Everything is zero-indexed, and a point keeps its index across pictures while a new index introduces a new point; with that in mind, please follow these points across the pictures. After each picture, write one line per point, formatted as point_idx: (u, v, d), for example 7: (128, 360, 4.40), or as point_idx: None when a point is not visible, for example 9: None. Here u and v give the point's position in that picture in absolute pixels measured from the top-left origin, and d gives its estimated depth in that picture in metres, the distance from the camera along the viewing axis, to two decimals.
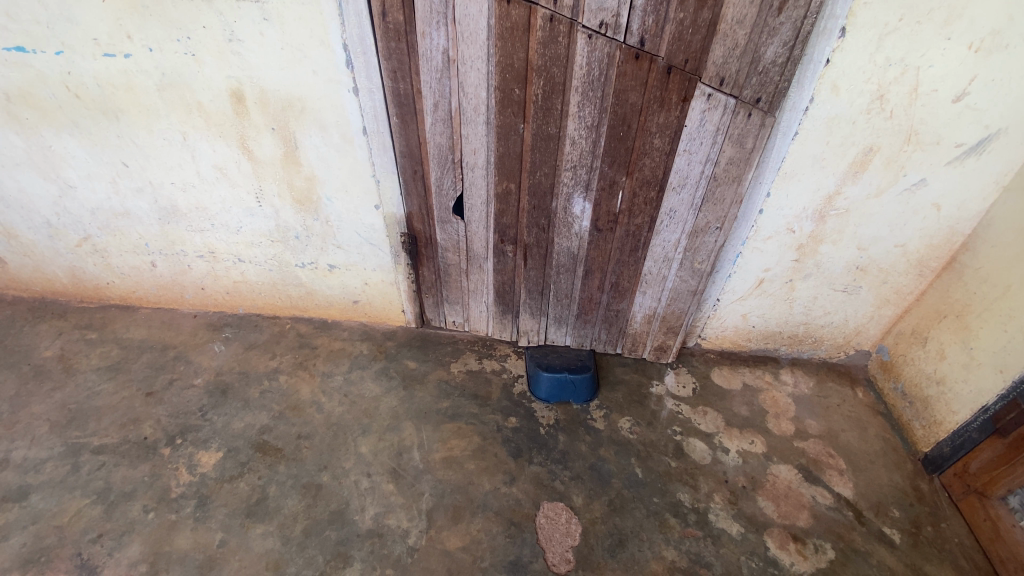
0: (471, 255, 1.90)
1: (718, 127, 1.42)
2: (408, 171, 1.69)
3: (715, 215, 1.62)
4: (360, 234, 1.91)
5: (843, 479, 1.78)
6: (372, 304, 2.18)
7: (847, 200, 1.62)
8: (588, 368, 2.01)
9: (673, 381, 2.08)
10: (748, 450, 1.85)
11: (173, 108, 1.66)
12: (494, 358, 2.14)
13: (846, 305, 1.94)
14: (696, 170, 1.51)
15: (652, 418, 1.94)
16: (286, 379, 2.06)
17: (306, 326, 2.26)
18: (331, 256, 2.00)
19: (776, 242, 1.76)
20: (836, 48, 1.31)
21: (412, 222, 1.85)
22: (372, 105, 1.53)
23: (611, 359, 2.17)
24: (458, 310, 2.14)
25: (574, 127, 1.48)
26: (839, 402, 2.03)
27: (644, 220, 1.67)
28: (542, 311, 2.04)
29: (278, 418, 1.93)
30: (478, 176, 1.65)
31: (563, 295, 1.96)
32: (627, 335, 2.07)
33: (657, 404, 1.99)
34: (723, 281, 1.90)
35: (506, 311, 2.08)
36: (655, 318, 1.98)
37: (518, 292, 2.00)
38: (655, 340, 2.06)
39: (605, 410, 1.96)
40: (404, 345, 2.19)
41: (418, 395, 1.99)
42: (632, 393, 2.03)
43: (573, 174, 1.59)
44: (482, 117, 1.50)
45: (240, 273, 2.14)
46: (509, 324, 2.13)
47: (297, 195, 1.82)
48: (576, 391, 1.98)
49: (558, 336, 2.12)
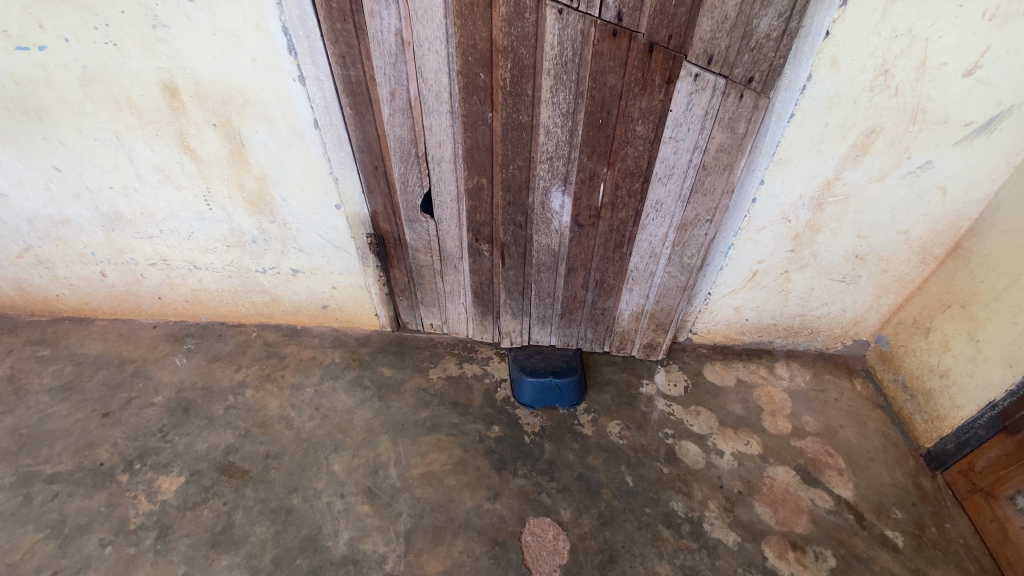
0: (444, 256, 1.76)
1: (707, 111, 1.28)
2: (368, 167, 1.53)
3: (705, 206, 1.48)
4: (322, 236, 1.76)
5: (842, 480, 1.70)
6: (342, 308, 2.04)
7: (847, 185, 1.50)
8: (574, 371, 1.89)
9: (664, 380, 1.97)
10: (743, 452, 1.76)
11: (102, 105, 1.49)
12: (476, 362, 2.02)
13: (844, 295, 1.83)
14: (684, 159, 1.38)
15: (643, 421, 1.84)
16: (253, 394, 1.93)
17: (273, 334, 2.12)
18: (293, 260, 1.85)
19: (770, 232, 1.64)
20: (837, 18, 1.17)
21: (377, 222, 1.70)
22: (322, 95, 1.37)
23: (599, 358, 2.05)
24: (434, 312, 2.00)
25: (547, 115, 1.33)
26: (837, 396, 1.94)
27: (629, 214, 1.54)
28: (524, 311, 1.91)
29: (244, 436, 1.80)
30: (446, 171, 1.50)
31: (545, 293, 1.84)
32: (614, 333, 1.95)
33: (647, 406, 1.89)
34: (715, 275, 1.78)
35: (486, 312, 1.95)
36: (644, 316, 1.85)
37: (497, 293, 1.87)
38: (644, 338, 1.95)
39: (594, 414, 1.86)
40: (379, 350, 2.06)
41: (394, 406, 1.87)
42: (621, 394, 1.92)
43: (550, 166, 1.44)
44: (446, 105, 1.34)
45: (198, 280, 1.99)
46: (489, 325, 2.00)
47: (249, 197, 1.66)
48: (561, 396, 1.86)
49: (542, 336, 2.00)
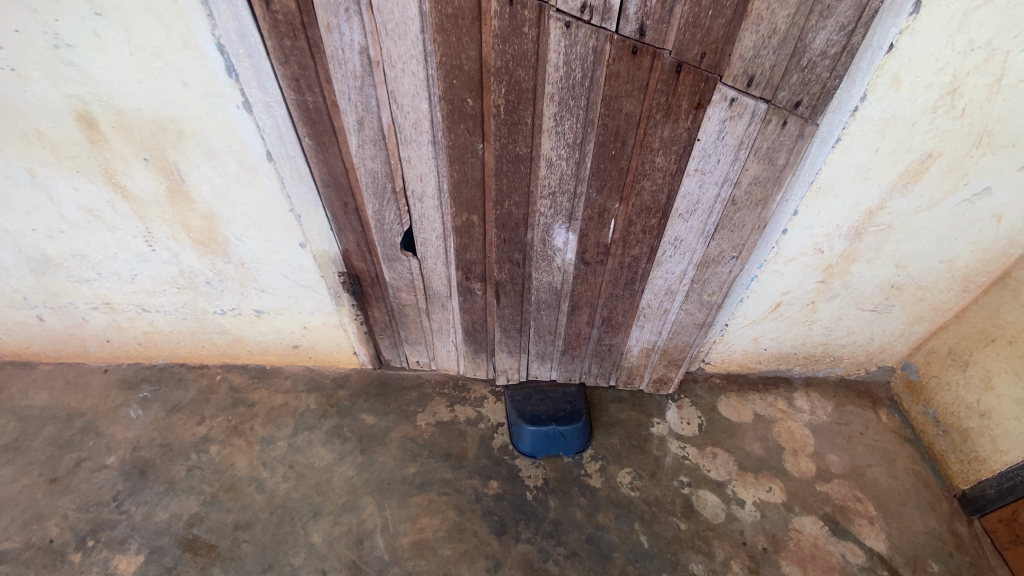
0: (429, 295, 1.54)
1: (742, 140, 1.06)
2: (336, 203, 1.29)
3: (732, 242, 1.28)
4: (286, 276, 1.53)
5: (874, 530, 1.55)
6: (316, 348, 1.83)
7: (891, 214, 1.31)
8: (577, 415, 1.70)
9: (676, 418, 1.80)
10: (765, 500, 1.61)
11: (7, 139, 1.22)
12: (469, 404, 1.83)
13: (873, 325, 1.66)
14: (710, 193, 1.17)
15: (655, 468, 1.67)
16: (218, 451, 1.71)
17: (240, 377, 1.91)
18: (256, 301, 1.63)
19: (800, 263, 1.45)
20: (904, 29, 0.96)
21: (350, 260, 1.46)
22: (274, 125, 1.13)
23: (604, 393, 1.87)
24: (419, 350, 1.79)
25: (550, 146, 1.10)
26: (862, 430, 1.79)
27: (643, 251, 1.33)
28: (521, 349, 1.70)
29: (210, 503, 1.60)
30: (429, 207, 1.27)
31: (545, 332, 1.62)
32: (621, 369, 1.75)
33: (659, 449, 1.72)
34: (735, 307, 1.59)
35: (479, 350, 1.73)
36: (656, 352, 1.66)
37: (490, 332, 1.65)
38: (654, 374, 1.76)
39: (602, 462, 1.68)
40: (359, 393, 1.85)
41: (378, 461, 1.68)
42: (630, 437, 1.75)
43: (552, 202, 1.22)
44: (427, 135, 1.11)
45: (149, 323, 1.75)
46: (482, 364, 1.79)
47: (197, 237, 1.42)
48: (563, 444, 1.68)
49: (541, 372, 1.80)
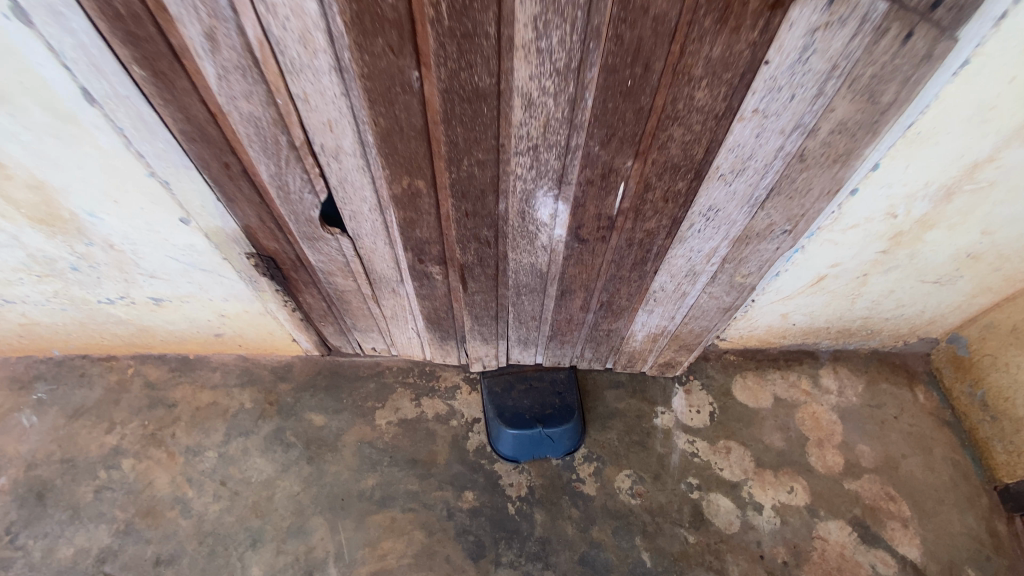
0: (371, 279, 1.16)
1: (835, 63, 0.67)
2: (214, 164, 0.88)
3: (786, 212, 0.91)
4: (177, 259, 1.15)
5: (907, 533, 1.34)
6: (244, 336, 1.48)
7: (1000, 168, 0.98)
8: (568, 414, 1.41)
9: (684, 405, 1.52)
10: (786, 504, 1.37)
11: None
12: (437, 396, 1.52)
13: (930, 297, 1.36)
14: (770, 145, 0.78)
15: (658, 470, 1.41)
16: (133, 466, 1.42)
17: (157, 371, 1.57)
18: (147, 287, 1.26)
19: (863, 231, 1.11)
20: None
21: (258, 239, 1.07)
22: (77, 45, 0.70)
23: (600, 377, 1.56)
24: (372, 337, 1.43)
25: (527, 75, 0.69)
26: (897, 413, 1.53)
27: (660, 224, 0.95)
28: (498, 335, 1.35)
29: (125, 533, 1.33)
30: (352, 169, 0.86)
31: (528, 317, 1.27)
32: (621, 353, 1.43)
33: (663, 446, 1.45)
34: (770, 282, 1.25)
35: (445, 338, 1.38)
36: (665, 337, 1.33)
37: (458, 319, 1.30)
38: (660, 358, 1.45)
39: (598, 463, 1.42)
40: (304, 387, 1.53)
41: (329, 473, 1.39)
42: (630, 432, 1.47)
43: (532, 160, 0.82)
44: (326, 58, 0.68)
45: (21, 315, 1.36)
46: (450, 351, 1.45)
47: (34, 214, 1.02)
48: (551, 446, 1.40)
49: (524, 357, 1.47)
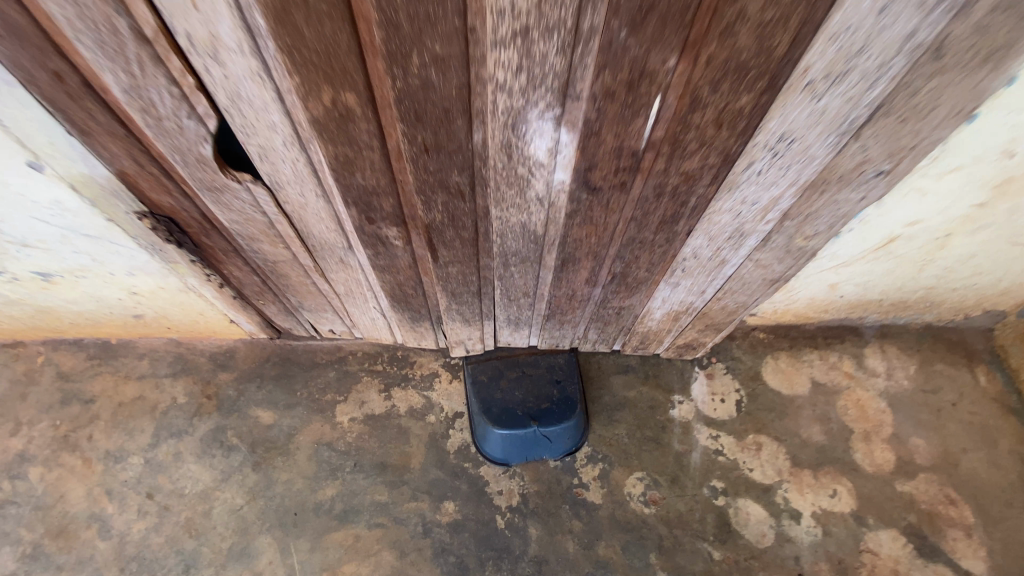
0: (306, 243, 0.87)
1: None
2: (38, 74, 0.58)
3: (888, 144, 0.63)
4: (49, 222, 0.86)
5: (970, 544, 1.13)
6: (170, 318, 1.20)
7: None
8: (568, 409, 1.16)
9: (705, 393, 1.26)
10: (828, 511, 1.15)
11: None
12: (410, 386, 1.26)
13: (1015, 263, 1.10)
14: (899, 28, 0.49)
15: (676, 472, 1.17)
16: (41, 477, 1.17)
17: (71, 359, 1.29)
18: (26, 259, 0.98)
19: (963, 177, 0.83)
20: None
21: (146, 192, 0.78)
22: None
23: (606, 362, 1.30)
24: (325, 316, 1.16)
25: None
26: (955, 399, 1.30)
27: (704, 164, 0.66)
28: (480, 313, 1.08)
29: (29, 559, 1.09)
30: (245, 77, 0.56)
31: (517, 290, 0.99)
32: (633, 334, 1.17)
33: (682, 443, 1.20)
34: (827, 247, 0.98)
35: (415, 318, 1.11)
36: (690, 315, 1.06)
37: (429, 295, 1.02)
38: (680, 339, 1.18)
39: (604, 465, 1.17)
40: (250, 378, 1.27)
41: (279, 482, 1.15)
42: (642, 426, 1.22)
43: (520, 59, 0.52)
44: None
45: None
46: (423, 333, 1.18)
47: None
48: (547, 447, 1.16)
49: (514, 339, 1.20)
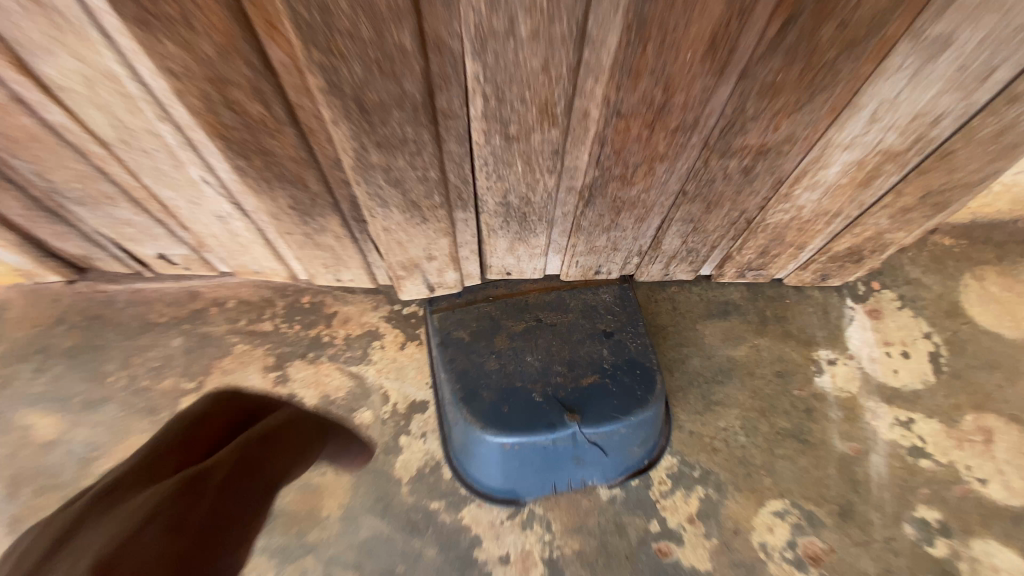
0: None
1: None
2: None
3: None
4: None
5: None
6: None
7: None
8: (637, 385, 0.57)
9: (874, 344, 0.68)
10: None
11: None
12: (321, 356, 0.66)
13: None
14: None
15: (847, 498, 0.59)
16: None
17: None
18: None
19: None
20: None
21: None
22: None
23: (691, 297, 0.70)
24: (123, 218, 0.56)
25: None
26: None
27: None
28: (441, 182, 0.47)
29: None
30: None
31: (522, 96, 0.39)
32: (757, 234, 0.58)
33: (847, 440, 0.62)
34: None
35: (298, 202, 0.50)
36: (917, 152, 0.47)
37: (307, 129, 0.42)
38: (847, 238, 0.59)
39: (707, 491, 0.58)
40: (22, 355, 0.67)
41: None
42: (771, 412, 0.62)
43: None
44: None
45: None
46: (332, 250, 0.59)
47: None
48: (595, 463, 0.57)
49: (516, 251, 0.61)
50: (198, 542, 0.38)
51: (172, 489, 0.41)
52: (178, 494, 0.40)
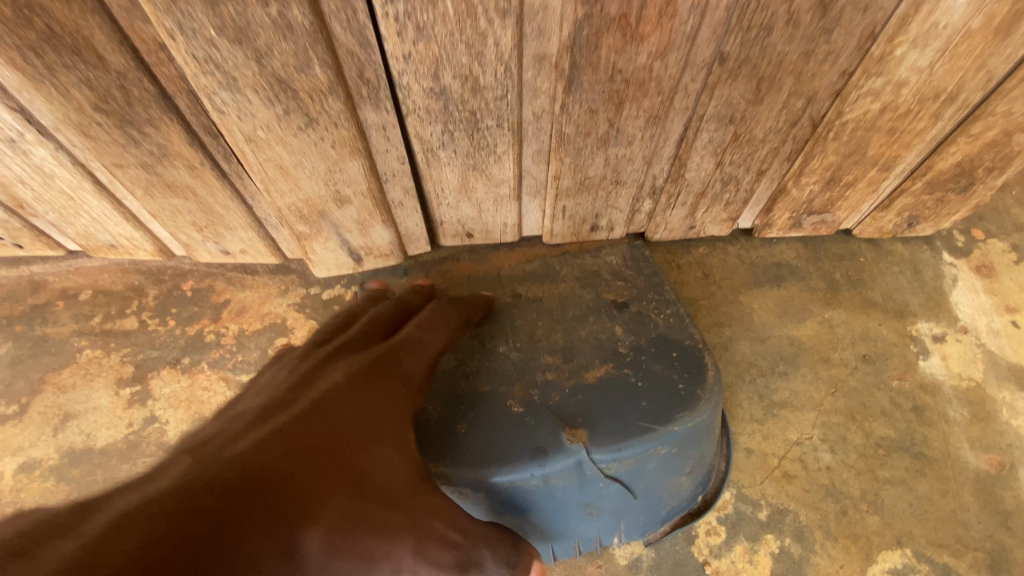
0: None
1: None
2: None
3: None
4: None
5: None
6: None
7: None
8: (676, 377, 0.36)
9: (990, 311, 0.47)
10: None
11: None
12: (200, 362, 0.46)
13: None
14: None
15: (997, 542, 0.38)
16: None
17: None
18: None
19: None
20: None
21: None
22: None
23: (728, 257, 0.49)
24: None
25: None
26: None
27: None
28: (319, 38, 0.28)
29: None
30: None
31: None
32: (831, 143, 0.39)
33: (981, 450, 0.41)
34: None
35: (101, 95, 0.31)
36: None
37: None
38: (958, 146, 0.40)
39: (782, 542, 0.37)
40: None
41: None
42: (863, 415, 0.42)
43: None
44: None
45: None
46: (195, 197, 0.39)
47: None
48: (616, 512, 0.35)
49: (471, 191, 0.42)
50: (358, 439, 0.23)
51: (370, 372, 0.27)
52: (348, 375, 0.26)
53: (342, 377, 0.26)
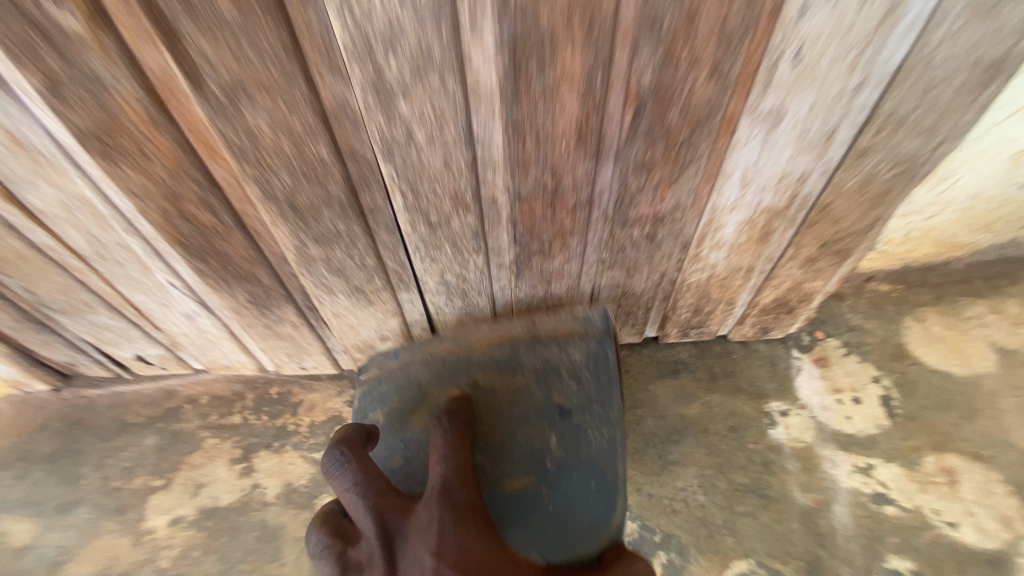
0: None
1: None
2: None
3: None
4: None
5: None
6: None
7: None
8: (585, 490, 0.56)
9: (823, 392, 0.69)
10: None
11: None
12: (285, 445, 0.68)
13: None
14: None
15: (814, 554, 0.58)
16: None
17: None
18: None
19: None
20: None
21: None
22: None
23: (643, 358, 0.72)
24: (102, 322, 0.62)
25: None
26: None
27: None
28: (379, 268, 0.53)
29: None
30: None
31: (433, 189, 0.46)
32: (687, 291, 0.63)
33: (807, 491, 0.62)
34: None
35: (255, 295, 0.56)
36: (798, 207, 0.52)
37: (253, 230, 0.48)
38: (770, 290, 0.64)
39: (669, 556, 0.59)
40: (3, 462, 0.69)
41: None
42: (728, 469, 0.63)
43: None
44: None
45: None
46: (293, 338, 0.63)
47: None
48: None
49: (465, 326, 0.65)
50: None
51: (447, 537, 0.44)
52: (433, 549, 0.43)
53: (428, 556, 0.43)
